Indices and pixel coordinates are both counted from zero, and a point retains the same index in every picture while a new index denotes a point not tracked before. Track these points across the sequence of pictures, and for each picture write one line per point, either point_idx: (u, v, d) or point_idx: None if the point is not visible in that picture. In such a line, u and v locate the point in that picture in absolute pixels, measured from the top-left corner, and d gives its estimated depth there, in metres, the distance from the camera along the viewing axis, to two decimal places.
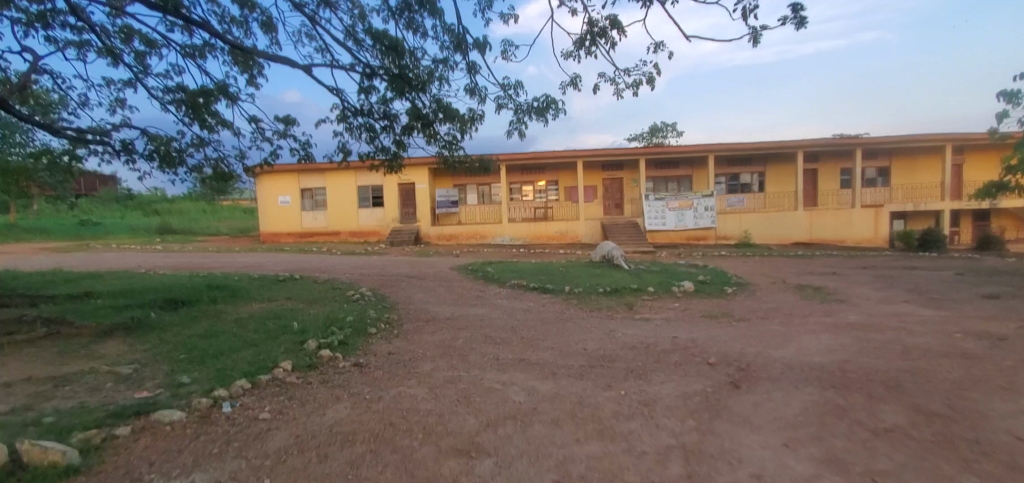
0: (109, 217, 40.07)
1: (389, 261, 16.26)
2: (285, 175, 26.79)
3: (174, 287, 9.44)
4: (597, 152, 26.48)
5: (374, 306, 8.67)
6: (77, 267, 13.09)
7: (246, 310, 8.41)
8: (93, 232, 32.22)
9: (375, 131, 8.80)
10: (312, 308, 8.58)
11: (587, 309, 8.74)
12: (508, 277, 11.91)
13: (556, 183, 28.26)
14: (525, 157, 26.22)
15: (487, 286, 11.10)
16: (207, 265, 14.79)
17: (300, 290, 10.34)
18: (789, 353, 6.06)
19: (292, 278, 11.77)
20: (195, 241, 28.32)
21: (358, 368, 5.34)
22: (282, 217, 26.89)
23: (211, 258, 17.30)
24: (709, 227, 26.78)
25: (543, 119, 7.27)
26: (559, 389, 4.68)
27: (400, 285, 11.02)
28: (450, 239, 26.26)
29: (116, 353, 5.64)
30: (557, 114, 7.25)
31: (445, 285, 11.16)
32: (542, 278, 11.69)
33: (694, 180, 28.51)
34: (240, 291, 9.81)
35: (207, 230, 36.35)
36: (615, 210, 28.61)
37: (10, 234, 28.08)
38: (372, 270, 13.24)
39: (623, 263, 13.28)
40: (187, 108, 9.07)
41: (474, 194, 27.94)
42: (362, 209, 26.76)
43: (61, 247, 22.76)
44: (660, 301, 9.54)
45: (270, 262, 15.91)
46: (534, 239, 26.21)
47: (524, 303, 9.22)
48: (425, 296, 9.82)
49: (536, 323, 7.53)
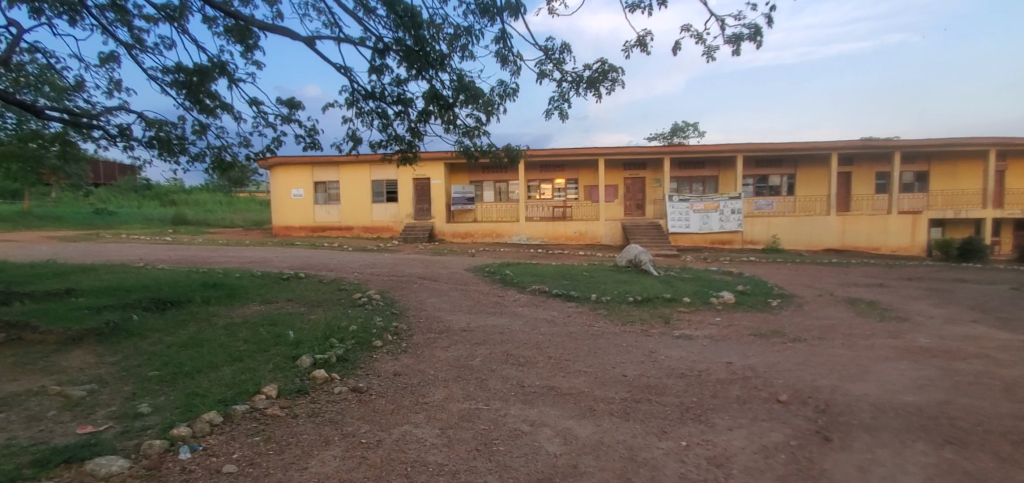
0: (124, 206, 39.95)
1: (400, 259, 15.42)
2: (299, 168, 26.18)
3: (166, 286, 8.68)
4: (620, 150, 25.36)
5: (382, 312, 7.80)
6: (75, 259, 12.49)
7: (240, 313, 7.60)
8: (107, 222, 32.00)
9: (387, 117, 7.94)
10: (313, 314, 7.73)
11: (619, 322, 7.78)
12: (527, 282, 10.97)
13: (575, 181, 27.28)
14: (545, 153, 25.25)
15: (505, 291, 10.19)
16: (211, 259, 14.06)
17: (303, 291, 9.50)
18: (872, 390, 5.06)
19: (297, 276, 10.96)
20: (207, 232, 27.81)
21: (356, 395, 4.45)
22: (294, 210, 26.27)
23: (217, 252, 16.60)
24: (736, 230, 25.46)
25: (597, 91, 6.28)
26: (602, 435, 3.75)
27: (410, 288, 10.14)
28: (464, 236, 25.42)
29: (78, 367, 4.82)
30: (615, 84, 6.27)
31: (460, 289, 10.26)
32: (565, 284, 10.72)
33: (720, 181, 27.27)
34: (239, 291, 9.03)
35: (221, 221, 35.95)
36: (637, 210, 27.50)
37: (23, 221, 27.88)
38: (382, 270, 12.39)
39: (651, 268, 12.27)
40: (184, 90, 8.30)
41: (491, 191, 27.07)
42: (375, 204, 26.01)
43: (71, 236, 22.38)
44: (699, 314, 8.54)
45: (278, 257, 15.20)
46: (551, 239, 25.23)
47: (548, 314, 8.28)
48: (438, 302, 8.94)
49: (564, 339, 6.58)
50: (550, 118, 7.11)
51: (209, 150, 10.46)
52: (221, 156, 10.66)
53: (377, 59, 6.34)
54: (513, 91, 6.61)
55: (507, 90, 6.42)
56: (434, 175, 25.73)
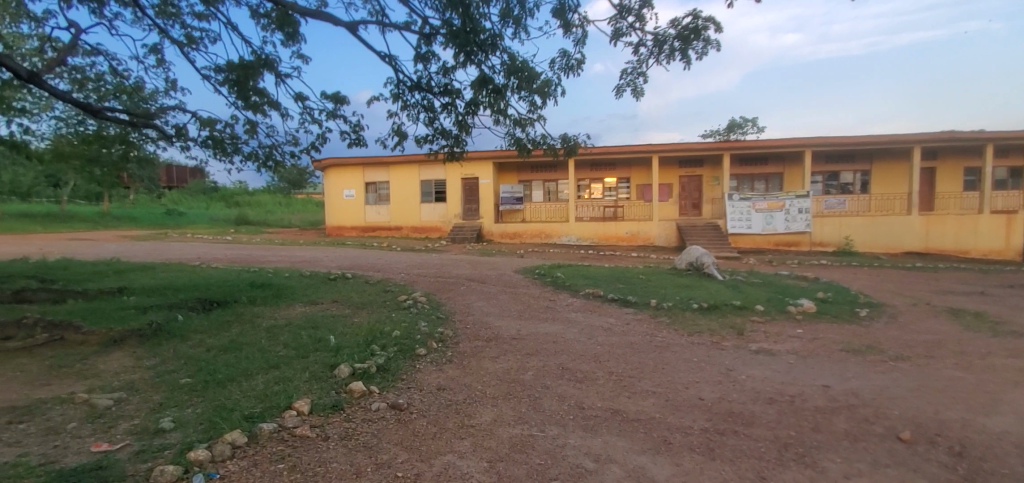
0: (193, 207, 42.22)
1: (448, 259, 15.08)
2: (350, 168, 26.56)
3: (215, 285, 8.63)
4: (675, 147, 24.11)
5: (427, 317, 7.36)
6: (138, 257, 12.88)
7: (285, 315, 7.34)
8: (176, 222, 33.78)
9: (434, 110, 7.54)
10: (356, 317, 7.37)
11: (685, 333, 6.98)
12: (580, 285, 10.29)
13: (627, 180, 26.25)
14: (595, 152, 24.39)
15: (556, 295, 9.55)
16: (264, 258, 14.20)
17: (349, 293, 9.21)
18: (1015, 427, 4.11)
19: (344, 277, 10.75)
20: (265, 232, 28.77)
21: (395, 414, 3.97)
22: (346, 210, 26.67)
23: (271, 251, 16.89)
24: (804, 231, 23.56)
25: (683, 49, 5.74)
26: (684, 478, 3.08)
27: (457, 291, 9.69)
28: (513, 237, 24.93)
29: (113, 371, 4.63)
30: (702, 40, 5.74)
31: (509, 292, 9.72)
32: (620, 288, 9.93)
33: (785, 179, 25.43)
34: (286, 292, 8.84)
35: (280, 222, 37.28)
36: (693, 210, 26.11)
37: (102, 221, 29.82)
38: (429, 271, 12.04)
39: (716, 272, 11.26)
40: (232, 86, 8.20)
41: (539, 191, 26.47)
42: (424, 204, 25.97)
43: (142, 235, 23.62)
44: (777, 325, 7.59)
45: (328, 257, 15.21)
46: (602, 240, 24.30)
47: (604, 321, 7.58)
48: (486, 306, 8.43)
49: (625, 351, 5.89)
50: (622, 94, 6.49)
51: (260, 149, 10.41)
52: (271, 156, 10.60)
53: (423, 44, 5.91)
54: (572, 69, 6.04)
55: (568, 65, 5.89)
56: (482, 175, 25.39)
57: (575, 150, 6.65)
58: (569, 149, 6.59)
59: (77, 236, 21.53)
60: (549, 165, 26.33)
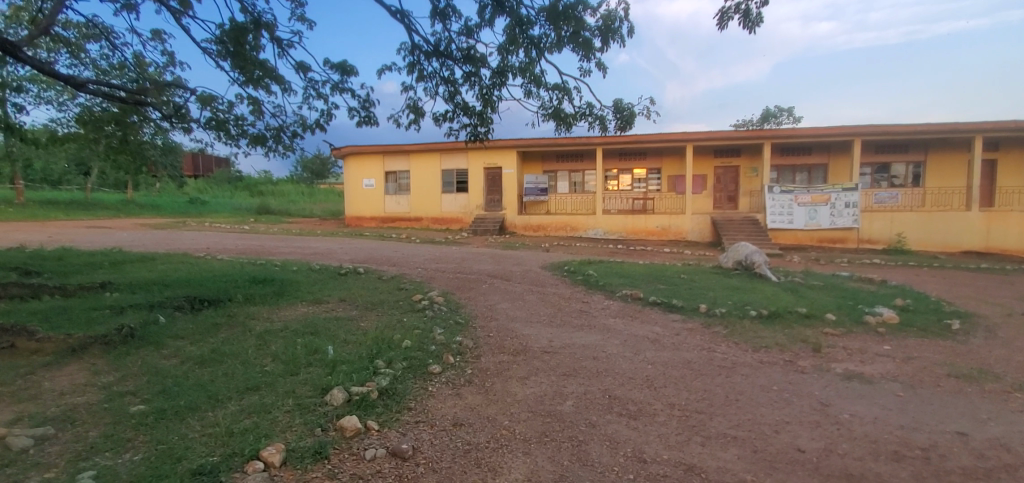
0: (219, 196, 42.41)
1: (469, 253, 14.10)
2: (370, 157, 25.82)
3: (213, 280, 7.81)
4: (711, 136, 22.60)
5: (443, 322, 6.39)
6: (145, 247, 12.25)
7: (284, 318, 6.43)
8: (199, 210, 33.63)
9: (454, 83, 6.55)
10: (363, 321, 6.41)
11: (750, 349, 5.84)
12: (615, 285, 9.19)
13: (657, 171, 24.87)
14: (625, 140, 23.05)
15: (589, 296, 8.48)
16: (276, 249, 13.45)
17: (359, 291, 8.27)
18: None
19: (356, 272, 9.84)
20: (286, 222, 28.33)
21: (394, 468, 3.00)
22: (366, 200, 25.99)
23: (285, 242, 16.15)
24: (850, 227, 21.88)
25: None
26: None
27: (478, 290, 8.69)
28: (537, 229, 23.87)
29: (57, 392, 3.79)
30: None
31: (537, 292, 8.67)
32: (660, 290, 8.79)
33: (830, 170, 23.71)
34: (290, 289, 7.97)
35: (302, 211, 36.94)
36: (729, 203, 24.62)
37: (126, 209, 29.84)
38: (448, 267, 11.06)
39: (768, 272, 10.02)
40: (230, 57, 7.31)
41: (565, 182, 25.31)
42: (445, 195, 25.07)
43: (161, 223, 23.34)
44: (856, 340, 6.41)
45: (342, 248, 14.40)
46: (631, 234, 23.04)
47: (649, 331, 6.49)
48: (511, 309, 7.40)
49: (684, 371, 4.80)
50: (723, 25, 5.35)
51: (267, 131, 9.51)
52: (280, 140, 9.70)
53: None
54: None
55: None
56: (505, 164, 24.32)
57: (627, 123, 5.57)
58: (622, 120, 5.52)
59: (96, 224, 21.29)
60: (575, 155, 25.11)
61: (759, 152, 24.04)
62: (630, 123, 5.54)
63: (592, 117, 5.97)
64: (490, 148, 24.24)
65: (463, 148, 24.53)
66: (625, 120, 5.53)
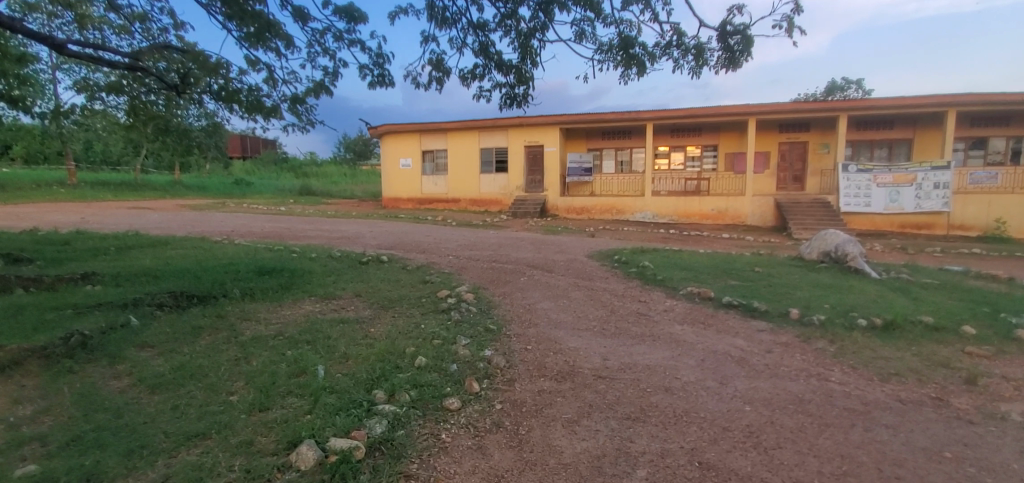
0: (265, 178, 42.95)
1: (507, 238, 12.83)
2: (407, 136, 24.85)
3: (213, 269, 6.88)
4: (777, 108, 20.32)
5: (471, 329, 5.17)
6: (166, 229, 11.64)
7: (282, 320, 5.36)
8: (243, 191, 33.86)
9: (485, 30, 5.35)
10: (375, 325, 5.25)
11: (875, 380, 4.36)
12: (678, 280, 7.76)
13: (713, 148, 22.75)
14: (677, 115, 21.08)
15: (648, 295, 7.08)
16: (303, 232, 12.62)
17: (379, 286, 7.11)
18: None
19: (378, 261, 8.72)
20: (324, 203, 27.93)
21: None
22: (403, 181, 25.15)
23: (317, 223, 15.37)
24: (939, 211, 19.19)
25: None
26: None
27: (515, 284, 7.43)
28: (580, 212, 22.37)
29: None
30: None
31: (585, 289, 7.33)
32: (734, 289, 7.23)
33: (915, 146, 20.97)
34: (298, 281, 6.89)
35: (343, 193, 36.69)
36: (794, 183, 22.30)
37: (172, 191, 30.30)
38: (482, 255, 9.85)
39: (865, 267, 8.29)
40: (223, 8, 6.21)
41: (611, 161, 23.57)
42: (484, 175, 23.85)
43: (201, 204, 23.29)
44: (1018, 367, 4.77)
45: (372, 232, 13.47)
46: (683, 218, 21.20)
47: (732, 347, 5.07)
48: (554, 311, 6.11)
49: (799, 419, 3.41)
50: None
51: (283, 101, 8.43)
52: (298, 111, 8.62)
53: None
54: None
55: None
56: (547, 142, 22.82)
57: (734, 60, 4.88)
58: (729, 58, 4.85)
59: (138, 205, 21.35)
60: (623, 131, 23.30)
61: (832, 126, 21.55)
62: (742, 56, 4.78)
63: (682, 47, 5.14)
64: (531, 124, 22.80)
65: (502, 126, 23.18)
66: (740, 54, 4.76)
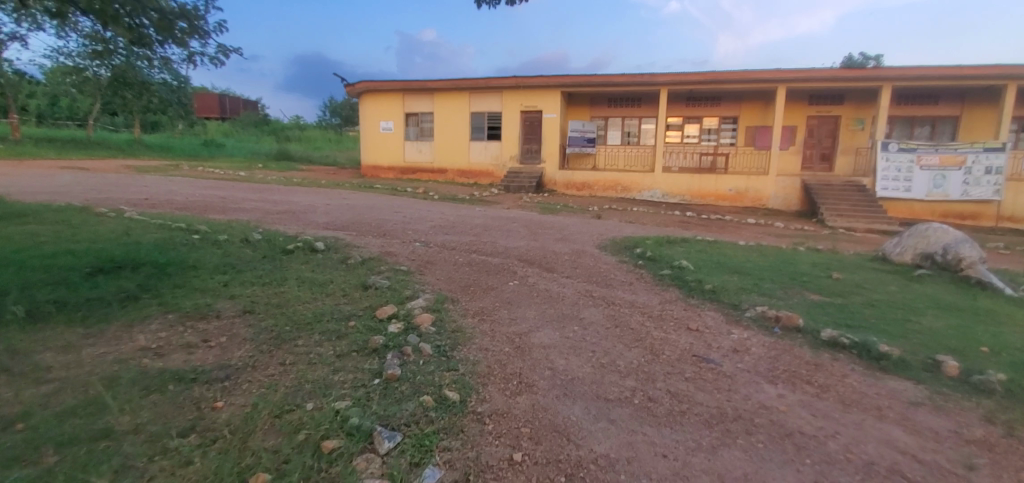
0: (242, 140, 39.90)
1: (496, 218, 10.29)
2: (389, 96, 21.98)
3: (23, 267, 4.39)
4: (810, 75, 17.73)
5: (408, 406, 2.78)
6: (56, 196, 8.99)
7: (68, 380, 2.94)
8: (211, 154, 30.79)
9: None
10: (230, 395, 2.81)
11: None
12: (736, 293, 5.40)
13: (733, 120, 20.22)
14: (696, 80, 18.40)
15: (697, 318, 4.68)
16: (240, 204, 10.00)
17: (288, 294, 4.60)
18: None
19: (309, 249, 6.11)
20: (296, 169, 25.12)
21: None
22: (384, 146, 22.43)
23: (267, 192, 12.70)
24: (989, 200, 16.88)
25: None
26: None
27: (500, 295, 4.99)
28: (581, 188, 19.86)
29: None
30: None
31: (604, 306, 4.90)
32: (825, 316, 4.86)
33: (962, 125, 18.58)
34: (158, 284, 4.40)
35: (324, 160, 33.72)
36: (822, 163, 19.92)
37: (129, 151, 27.25)
38: (460, 243, 7.40)
39: (992, 279, 5.97)
40: None
41: (618, 132, 20.95)
42: (474, 142, 21.18)
43: (152, 165, 20.53)
44: None
45: (328, 205, 10.96)
46: (696, 198, 18.78)
47: (895, 455, 2.72)
48: (559, 355, 3.68)
49: None
50: None
51: None
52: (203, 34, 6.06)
53: None
54: None
55: None
56: (547, 108, 20.09)
57: None
58: None
59: (75, 164, 18.63)
60: (632, 98, 20.63)
61: (869, 98, 19.05)
62: None
63: None
64: (529, 86, 20.04)
65: (496, 87, 20.39)
66: None
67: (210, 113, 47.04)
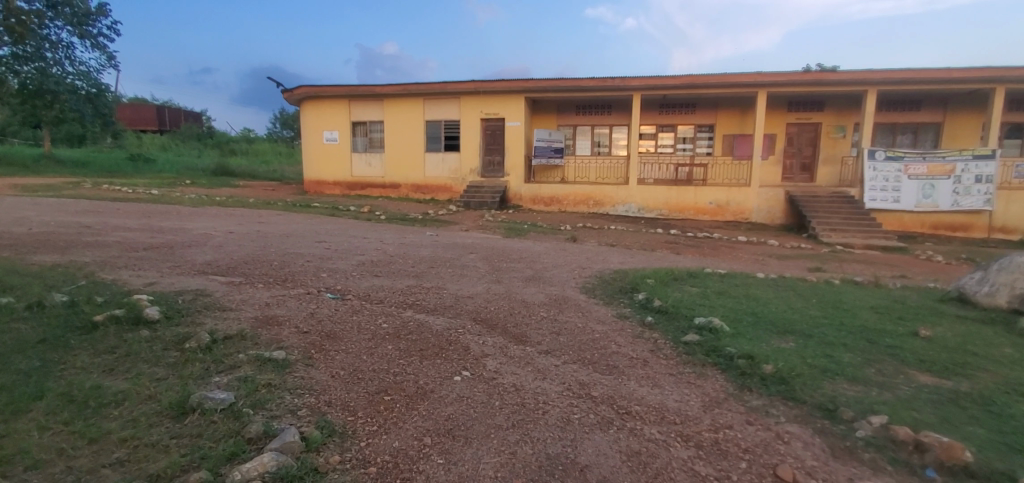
0: (181, 154, 36.40)
1: (449, 248, 8.08)
2: (332, 102, 19.52)
3: None
4: (791, 79, 16.42)
5: None
6: None
7: None
8: (137, 170, 27.41)
9: None
10: None
11: None
12: (815, 381, 3.40)
13: (708, 128, 18.78)
14: (670, 85, 16.78)
15: (783, 450, 2.66)
16: (105, 234, 7.52)
17: (2, 448, 2.32)
18: None
19: (133, 321, 3.75)
20: (229, 186, 22.23)
21: None
22: (328, 159, 19.93)
23: (165, 215, 10.18)
24: (981, 210, 15.84)
25: None
26: None
27: (434, 415, 2.79)
28: (549, 203, 17.90)
29: None
30: None
31: (616, 429, 2.79)
32: (978, 431, 2.91)
33: (945, 131, 17.68)
34: None
35: (270, 174, 30.70)
36: (803, 173, 18.67)
37: (33, 167, 23.67)
38: (391, 292, 5.19)
39: None
40: None
41: (587, 141, 19.15)
42: (429, 154, 19.00)
43: (48, 184, 17.42)
44: None
45: (233, 232, 8.53)
46: (674, 212, 17.12)
47: None
48: None
49: None
50: None
51: None
52: None
53: None
54: None
55: None
56: (510, 116, 18.13)
57: None
58: None
59: None
60: (601, 105, 18.92)
61: (850, 105, 17.92)
62: None
63: None
64: (489, 92, 18.04)
65: (453, 93, 18.28)
66: None
67: (146, 125, 42.80)
